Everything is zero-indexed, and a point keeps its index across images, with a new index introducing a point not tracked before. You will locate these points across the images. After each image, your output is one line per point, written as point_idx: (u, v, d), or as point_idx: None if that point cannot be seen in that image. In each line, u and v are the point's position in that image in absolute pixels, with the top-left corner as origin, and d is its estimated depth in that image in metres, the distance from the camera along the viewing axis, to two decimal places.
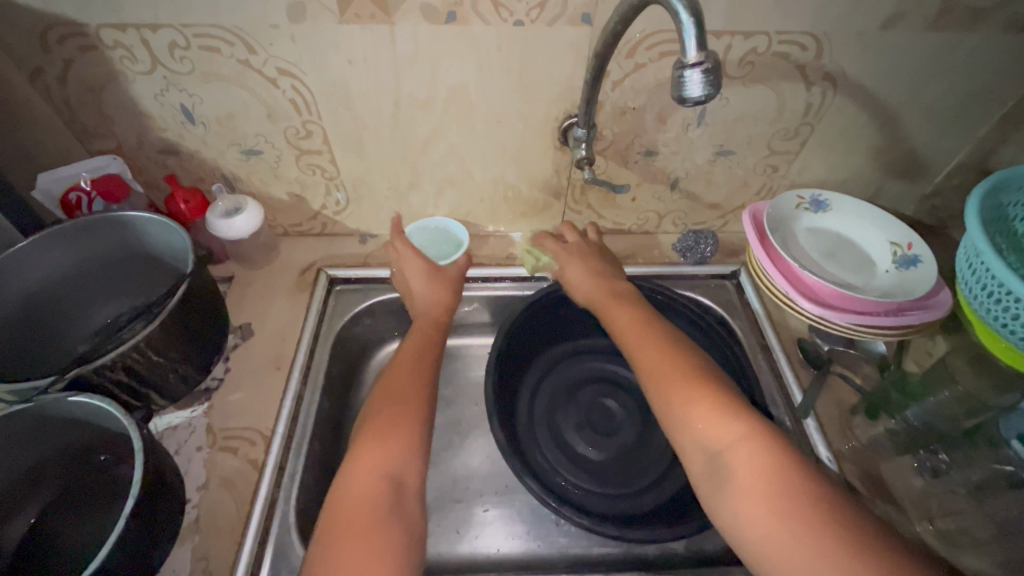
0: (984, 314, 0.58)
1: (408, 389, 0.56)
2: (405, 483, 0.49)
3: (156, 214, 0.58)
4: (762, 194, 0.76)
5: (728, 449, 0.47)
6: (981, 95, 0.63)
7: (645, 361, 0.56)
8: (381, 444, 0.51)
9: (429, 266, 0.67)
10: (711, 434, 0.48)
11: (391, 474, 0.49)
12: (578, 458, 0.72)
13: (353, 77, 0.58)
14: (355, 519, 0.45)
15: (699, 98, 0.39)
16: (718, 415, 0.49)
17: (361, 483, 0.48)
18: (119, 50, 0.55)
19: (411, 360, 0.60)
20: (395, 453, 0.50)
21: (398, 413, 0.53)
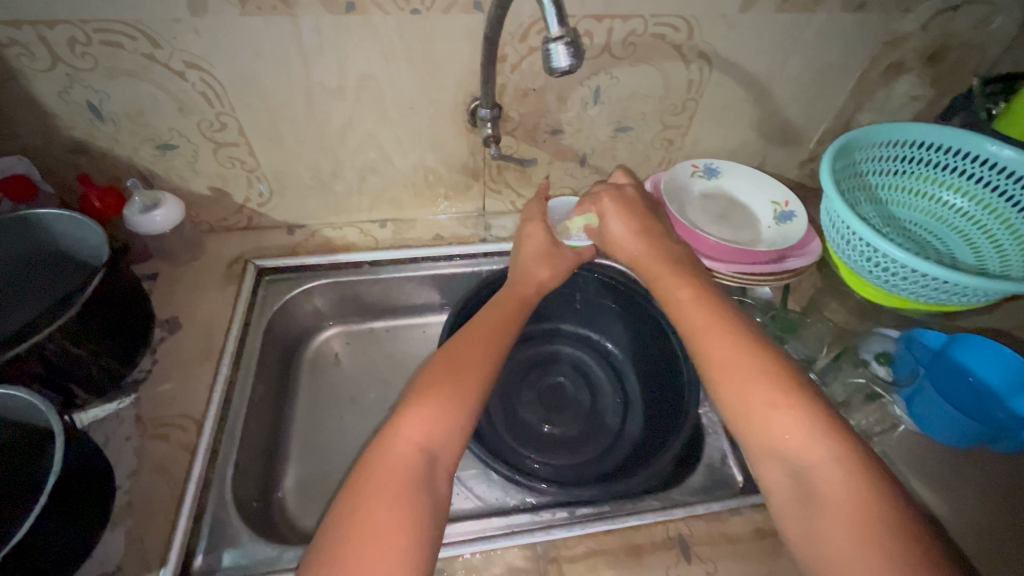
0: (846, 257, 0.67)
1: (443, 384, 0.55)
2: (438, 458, 0.50)
3: (72, 212, 0.59)
4: (663, 167, 0.83)
5: (814, 467, 0.44)
6: (833, 68, 0.73)
7: (714, 356, 0.52)
8: (416, 413, 0.52)
9: (545, 245, 0.70)
10: (795, 444, 0.46)
11: (424, 446, 0.50)
12: (530, 429, 0.76)
13: (262, 68, 0.61)
14: (388, 485, 0.46)
15: (566, 68, 0.45)
16: (805, 434, 0.46)
17: (391, 450, 0.49)
18: (16, 47, 0.56)
19: (460, 377, 0.55)
20: (428, 422, 0.51)
21: (441, 393, 0.54)
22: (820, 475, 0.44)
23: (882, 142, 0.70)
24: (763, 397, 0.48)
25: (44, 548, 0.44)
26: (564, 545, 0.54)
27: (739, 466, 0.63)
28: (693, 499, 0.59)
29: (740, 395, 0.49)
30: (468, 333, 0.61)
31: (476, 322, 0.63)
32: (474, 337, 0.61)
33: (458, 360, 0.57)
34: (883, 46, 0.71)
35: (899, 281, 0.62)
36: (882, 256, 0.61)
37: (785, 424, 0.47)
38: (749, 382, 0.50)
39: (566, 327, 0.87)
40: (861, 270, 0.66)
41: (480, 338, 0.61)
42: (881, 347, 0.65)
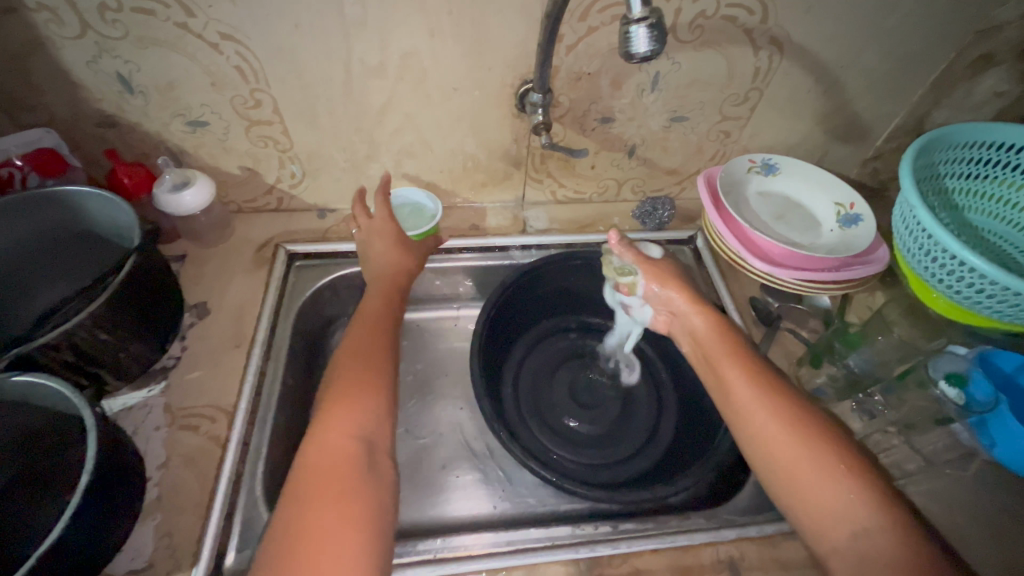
0: (918, 267, 0.62)
1: (352, 376, 0.53)
2: (376, 445, 0.49)
3: (99, 189, 0.56)
4: (716, 160, 0.78)
5: (873, 531, 0.42)
6: (915, 59, 0.67)
7: (751, 418, 0.51)
8: (344, 403, 0.51)
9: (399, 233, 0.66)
10: (841, 503, 0.44)
11: (359, 436, 0.49)
12: (558, 428, 0.72)
13: (299, 42, 0.57)
14: (329, 481, 0.45)
15: (646, 54, 0.40)
16: (855, 494, 0.44)
17: (328, 444, 0.47)
18: (44, 13, 0.52)
19: (368, 377, 0.53)
20: (355, 414, 0.50)
21: (356, 385, 0.52)
22: (869, 535, 0.42)
23: (963, 142, 0.64)
24: (802, 452, 0.47)
25: (75, 546, 0.42)
26: (608, 563, 0.51)
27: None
28: (743, 519, 0.56)
29: (780, 449, 0.48)
30: (368, 336, 0.58)
31: (364, 322, 0.60)
32: (371, 340, 0.58)
33: (354, 364, 0.55)
34: (976, 36, 0.64)
35: (962, 287, 0.58)
36: (953, 260, 0.56)
37: (828, 480, 0.45)
38: (794, 441, 0.48)
39: (604, 322, 0.82)
40: (922, 271, 0.62)
41: (371, 338, 0.58)
42: (951, 366, 0.58)
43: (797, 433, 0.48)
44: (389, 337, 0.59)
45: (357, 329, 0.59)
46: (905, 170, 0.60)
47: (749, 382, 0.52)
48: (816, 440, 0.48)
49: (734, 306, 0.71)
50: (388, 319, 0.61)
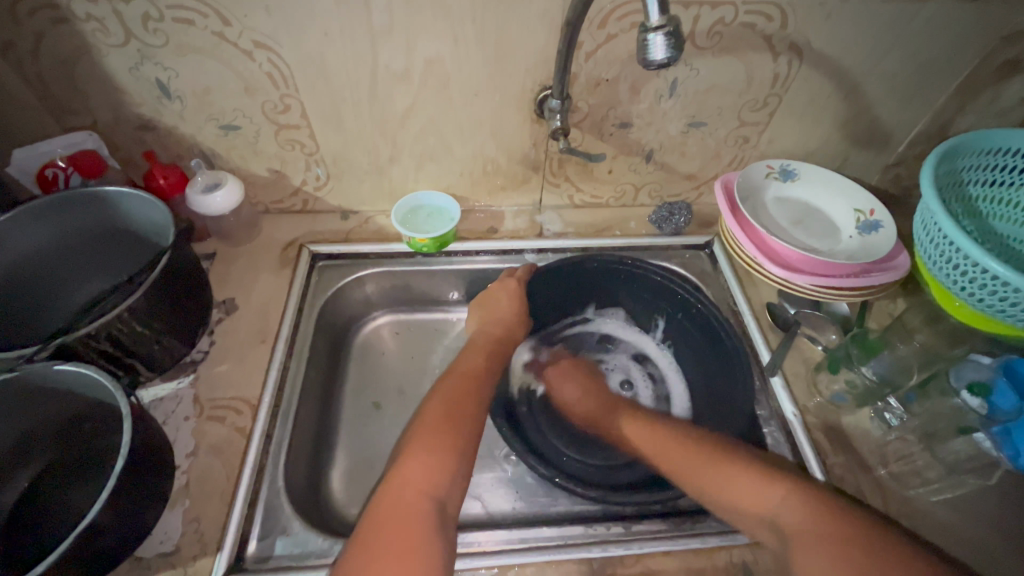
0: (938, 274, 0.62)
1: (422, 432, 0.56)
2: (446, 504, 0.51)
3: (136, 190, 0.58)
4: (734, 165, 0.78)
5: (778, 510, 0.50)
6: (937, 64, 0.67)
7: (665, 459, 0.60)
8: (417, 453, 0.54)
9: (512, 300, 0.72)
10: (749, 489, 0.52)
11: (430, 493, 0.51)
12: (569, 431, 0.71)
13: (329, 50, 0.59)
14: (398, 530, 0.47)
15: (663, 60, 0.41)
16: (755, 483, 0.52)
17: (402, 495, 0.50)
18: (91, 22, 0.55)
19: (446, 434, 0.56)
20: (428, 472, 0.52)
21: (429, 441, 0.55)
22: (785, 502, 0.50)
23: (986, 149, 0.64)
24: (706, 469, 0.56)
25: (109, 528, 0.45)
26: (621, 563, 0.52)
27: (819, 466, 0.58)
28: None
29: (686, 467, 0.57)
30: (458, 396, 0.61)
31: (456, 380, 0.64)
32: (463, 401, 0.60)
33: (429, 422, 0.58)
34: (1001, 41, 0.64)
35: (989, 298, 0.57)
36: (974, 268, 0.56)
37: (734, 481, 0.53)
38: (699, 459, 0.57)
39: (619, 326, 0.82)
40: (946, 280, 0.61)
41: (467, 398, 0.61)
42: (973, 375, 0.57)
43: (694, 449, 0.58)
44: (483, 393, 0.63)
45: (444, 387, 0.63)
46: (926, 182, 0.59)
47: (643, 430, 0.65)
48: (711, 455, 0.57)
49: (750, 312, 0.72)
50: (478, 378, 0.64)
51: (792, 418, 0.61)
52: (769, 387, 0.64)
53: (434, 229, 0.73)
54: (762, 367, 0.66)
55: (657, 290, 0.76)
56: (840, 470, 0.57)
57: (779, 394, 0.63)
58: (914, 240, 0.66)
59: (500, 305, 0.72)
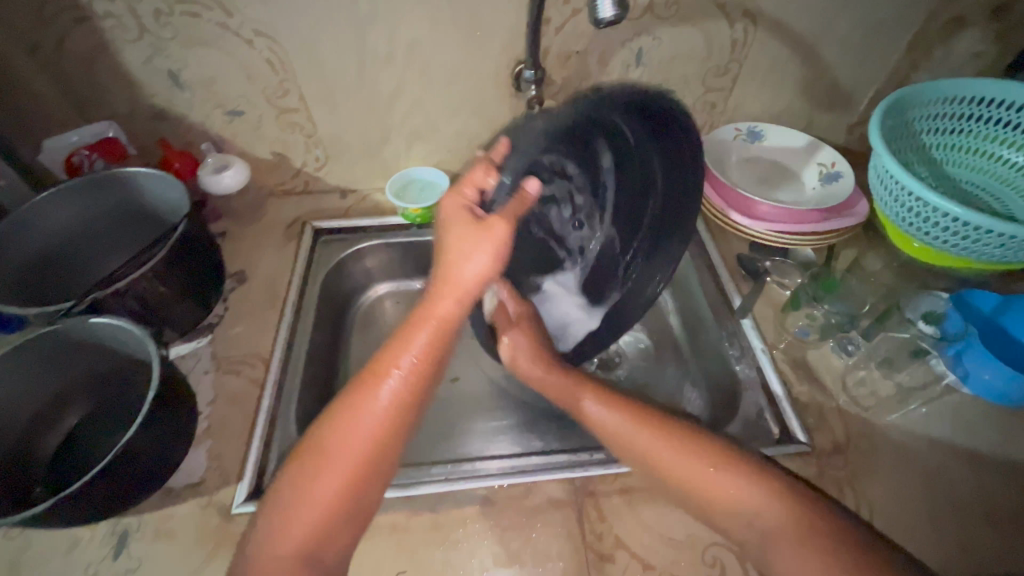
0: (889, 212, 0.67)
1: (314, 473, 0.45)
2: (323, 557, 0.43)
3: (153, 170, 0.65)
4: (705, 131, 0.83)
5: (765, 515, 0.44)
6: (886, 24, 0.71)
7: (647, 455, 0.50)
8: (300, 510, 0.44)
9: (476, 231, 0.52)
10: (732, 488, 0.46)
11: (303, 550, 0.43)
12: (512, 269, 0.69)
13: (322, 35, 0.65)
14: None
15: (612, 18, 0.47)
16: (745, 484, 0.46)
17: (271, 545, 0.42)
18: (110, 20, 0.62)
19: (333, 468, 0.45)
20: (310, 508, 0.44)
21: (319, 482, 0.44)
22: (766, 508, 0.44)
23: (935, 100, 0.68)
24: (696, 464, 0.48)
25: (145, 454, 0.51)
26: (601, 481, 0.57)
27: (785, 393, 0.62)
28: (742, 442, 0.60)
29: (678, 465, 0.49)
30: (357, 418, 0.47)
31: (365, 392, 0.48)
32: (360, 433, 0.46)
33: (319, 465, 0.45)
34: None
35: (984, 248, 0.59)
36: (919, 204, 0.61)
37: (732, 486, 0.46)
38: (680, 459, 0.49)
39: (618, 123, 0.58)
40: (939, 244, 0.63)
41: (364, 431, 0.46)
42: (929, 306, 0.65)
43: (683, 450, 0.49)
44: (406, 403, 0.48)
45: (359, 400, 0.47)
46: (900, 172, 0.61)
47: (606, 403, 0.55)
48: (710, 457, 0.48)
49: (722, 264, 0.76)
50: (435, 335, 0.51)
51: (761, 353, 0.65)
52: (740, 328, 0.69)
53: (424, 201, 0.79)
54: (734, 312, 0.70)
55: (661, 126, 0.56)
56: (805, 397, 0.62)
57: (749, 333, 0.68)
58: (899, 229, 0.67)
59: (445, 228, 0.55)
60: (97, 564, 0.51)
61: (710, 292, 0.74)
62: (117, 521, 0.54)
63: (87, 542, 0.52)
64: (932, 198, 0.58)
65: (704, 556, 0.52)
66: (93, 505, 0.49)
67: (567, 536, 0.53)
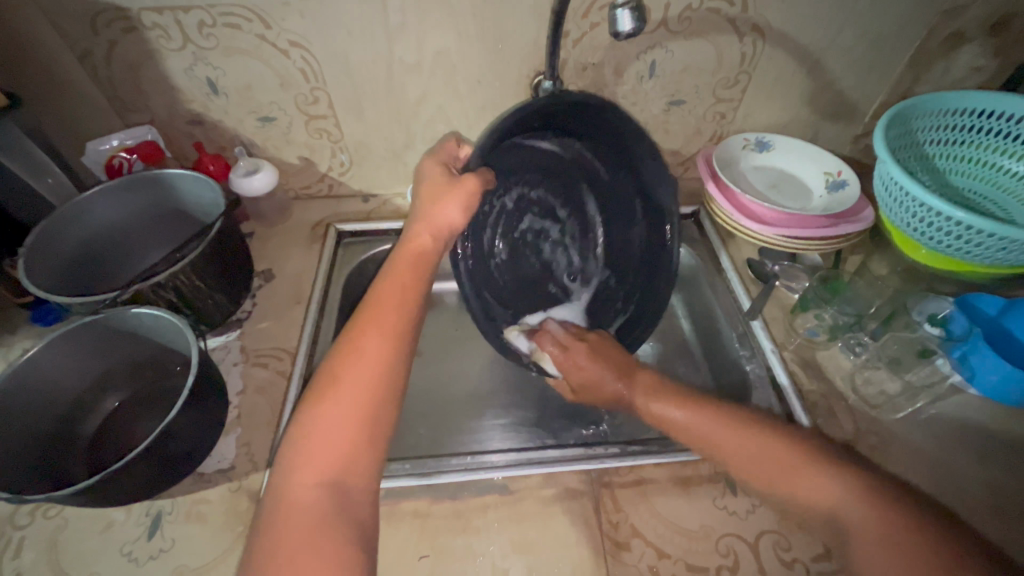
0: (893, 217, 0.69)
1: (325, 399, 0.45)
2: (349, 485, 0.43)
3: (191, 171, 0.68)
4: (714, 140, 0.86)
5: (843, 510, 0.44)
6: (889, 39, 0.75)
7: (722, 450, 0.51)
8: (313, 436, 0.44)
9: (444, 185, 0.56)
10: (809, 486, 0.46)
11: (329, 479, 0.43)
12: (519, 313, 0.68)
13: (354, 46, 0.69)
14: (291, 542, 0.40)
15: (630, 30, 0.50)
16: (818, 477, 0.46)
17: (293, 482, 0.42)
18: (156, 30, 0.66)
19: (342, 394, 0.46)
20: (326, 441, 0.44)
21: (328, 408, 0.45)
22: (845, 503, 0.44)
23: (939, 111, 0.71)
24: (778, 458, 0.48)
25: (182, 438, 0.53)
26: (616, 473, 0.58)
27: (795, 390, 0.64)
28: None
29: (759, 459, 0.49)
30: (357, 351, 0.48)
31: (366, 328, 0.50)
32: (364, 364, 0.47)
33: (330, 397, 0.46)
34: (943, 16, 0.72)
35: (986, 251, 0.61)
36: (923, 209, 0.63)
37: (819, 484, 0.46)
38: (755, 446, 0.50)
39: (553, 145, 0.62)
40: (943, 248, 0.65)
41: (366, 359, 0.48)
42: (935, 308, 0.66)
43: (760, 438, 0.50)
44: (401, 336, 0.51)
45: (359, 334, 0.50)
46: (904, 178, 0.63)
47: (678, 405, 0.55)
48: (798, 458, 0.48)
49: (732, 267, 0.79)
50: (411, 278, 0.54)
51: (770, 353, 0.67)
52: (749, 329, 0.71)
53: None
54: (744, 314, 0.72)
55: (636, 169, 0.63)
56: (814, 395, 0.64)
57: (758, 334, 0.70)
58: (905, 234, 0.69)
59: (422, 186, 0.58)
60: (132, 544, 0.53)
61: (720, 295, 0.76)
62: (150, 504, 0.56)
63: (122, 523, 0.55)
64: (935, 203, 0.60)
65: (718, 544, 0.54)
66: (136, 484, 0.51)
67: (584, 524, 0.55)
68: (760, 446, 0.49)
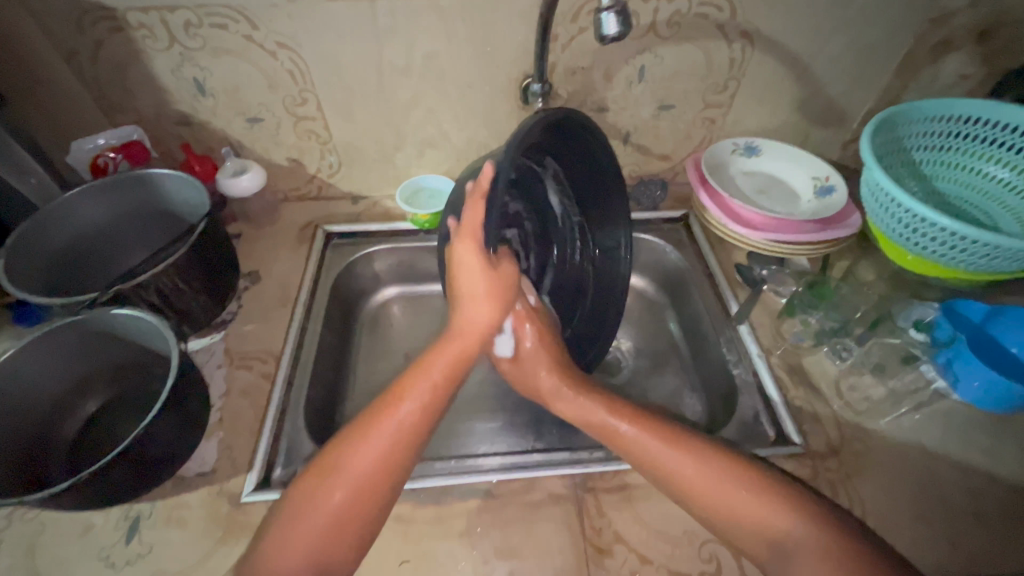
0: (880, 223, 0.69)
1: (330, 480, 0.47)
2: (330, 574, 0.44)
3: (175, 172, 0.67)
4: (704, 145, 0.86)
5: (793, 539, 0.45)
6: (877, 46, 0.75)
7: (669, 469, 0.51)
8: (298, 536, 0.44)
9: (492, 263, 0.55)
10: (758, 511, 0.47)
11: (312, 563, 0.43)
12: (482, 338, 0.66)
13: (342, 48, 0.69)
14: None
15: (615, 34, 0.50)
16: (772, 509, 0.47)
17: (278, 561, 0.43)
18: (142, 30, 0.65)
19: (337, 486, 0.46)
20: (319, 525, 0.45)
21: (326, 501, 0.46)
22: (794, 534, 0.45)
23: (926, 117, 0.71)
24: (728, 484, 0.49)
25: (162, 441, 0.53)
26: (600, 478, 0.58)
27: (780, 396, 0.63)
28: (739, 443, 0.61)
29: (708, 488, 0.49)
30: (369, 439, 0.49)
31: (382, 416, 0.51)
32: (371, 453, 0.48)
33: (333, 480, 0.47)
34: (930, 23, 0.73)
35: (971, 258, 0.61)
36: (909, 215, 0.63)
37: (773, 508, 0.47)
38: (703, 470, 0.50)
39: (558, 211, 0.68)
40: (929, 255, 0.65)
41: (375, 450, 0.48)
42: (919, 315, 0.67)
43: (714, 460, 0.50)
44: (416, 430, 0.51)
45: (378, 415, 0.51)
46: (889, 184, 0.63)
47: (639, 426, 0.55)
48: (745, 478, 0.49)
49: (721, 272, 0.79)
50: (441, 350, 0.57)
51: (757, 359, 0.67)
52: (736, 335, 0.71)
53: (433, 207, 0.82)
54: (731, 318, 0.72)
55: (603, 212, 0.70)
56: (800, 401, 0.63)
57: (745, 339, 0.70)
58: (892, 241, 0.69)
59: (461, 277, 0.56)
60: (109, 548, 0.53)
61: (708, 300, 0.76)
62: (130, 507, 0.55)
63: (100, 527, 0.54)
64: (920, 209, 0.60)
65: (701, 550, 0.53)
66: (114, 486, 0.51)
67: (568, 530, 0.54)
68: (710, 466, 0.50)
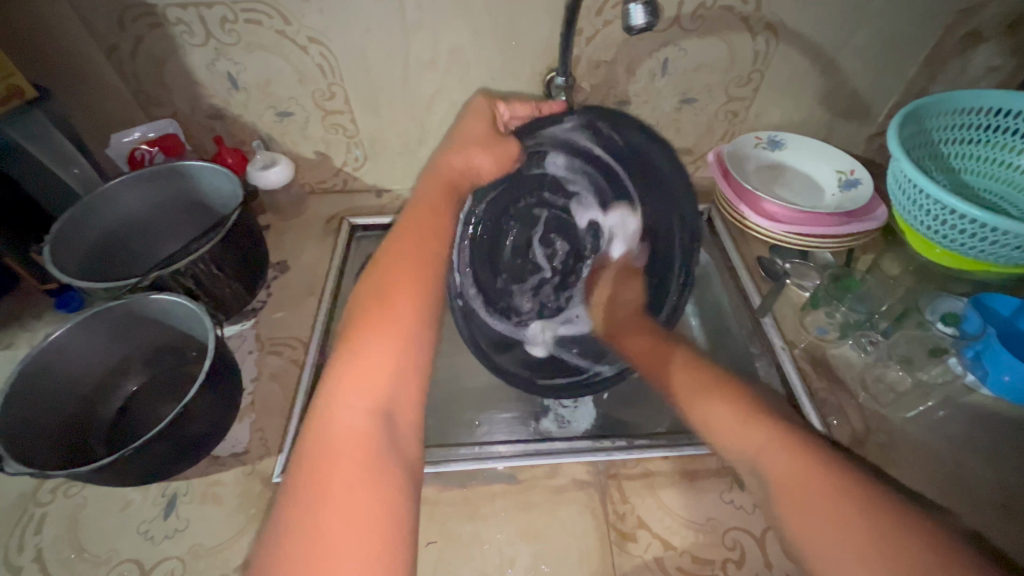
0: (907, 215, 0.69)
1: (371, 319, 0.50)
2: (396, 414, 0.47)
3: (209, 162, 0.69)
4: (726, 139, 0.86)
5: (767, 456, 0.47)
6: (905, 38, 0.74)
7: (690, 398, 0.56)
8: (351, 382, 0.46)
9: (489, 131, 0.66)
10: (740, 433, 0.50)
11: (376, 403, 0.46)
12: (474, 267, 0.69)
13: (370, 42, 0.70)
14: (342, 454, 0.43)
15: (643, 25, 0.51)
16: (742, 428, 0.50)
17: (338, 397, 0.46)
18: (180, 26, 0.68)
19: (389, 329, 0.49)
20: (376, 361, 0.48)
21: (377, 339, 0.49)
22: (764, 452, 0.47)
23: (955, 110, 0.70)
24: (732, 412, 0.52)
25: (199, 421, 0.55)
26: (623, 465, 0.59)
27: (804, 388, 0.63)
28: None
29: (715, 416, 0.52)
30: (400, 289, 0.53)
31: (401, 269, 0.55)
32: (404, 301, 0.52)
33: (377, 318, 0.50)
34: (959, 14, 0.72)
35: (1000, 250, 0.60)
36: (936, 206, 0.62)
37: (752, 432, 0.49)
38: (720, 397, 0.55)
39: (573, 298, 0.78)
40: (957, 247, 0.64)
41: (407, 300, 0.52)
42: (948, 307, 0.65)
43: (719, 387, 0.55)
44: (428, 280, 0.55)
45: (404, 271, 0.55)
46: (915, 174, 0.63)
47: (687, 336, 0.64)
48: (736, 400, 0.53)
49: (744, 267, 0.78)
50: (443, 206, 0.62)
51: (781, 350, 0.67)
52: (760, 328, 0.71)
53: None
54: (753, 311, 0.73)
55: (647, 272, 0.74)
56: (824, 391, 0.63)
57: (769, 331, 0.70)
58: (918, 233, 0.69)
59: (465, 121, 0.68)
60: (149, 523, 0.55)
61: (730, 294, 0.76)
62: (167, 485, 0.57)
63: (139, 503, 0.56)
64: (945, 199, 0.60)
65: (724, 538, 0.54)
66: (155, 463, 0.53)
67: (590, 514, 0.55)
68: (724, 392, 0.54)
